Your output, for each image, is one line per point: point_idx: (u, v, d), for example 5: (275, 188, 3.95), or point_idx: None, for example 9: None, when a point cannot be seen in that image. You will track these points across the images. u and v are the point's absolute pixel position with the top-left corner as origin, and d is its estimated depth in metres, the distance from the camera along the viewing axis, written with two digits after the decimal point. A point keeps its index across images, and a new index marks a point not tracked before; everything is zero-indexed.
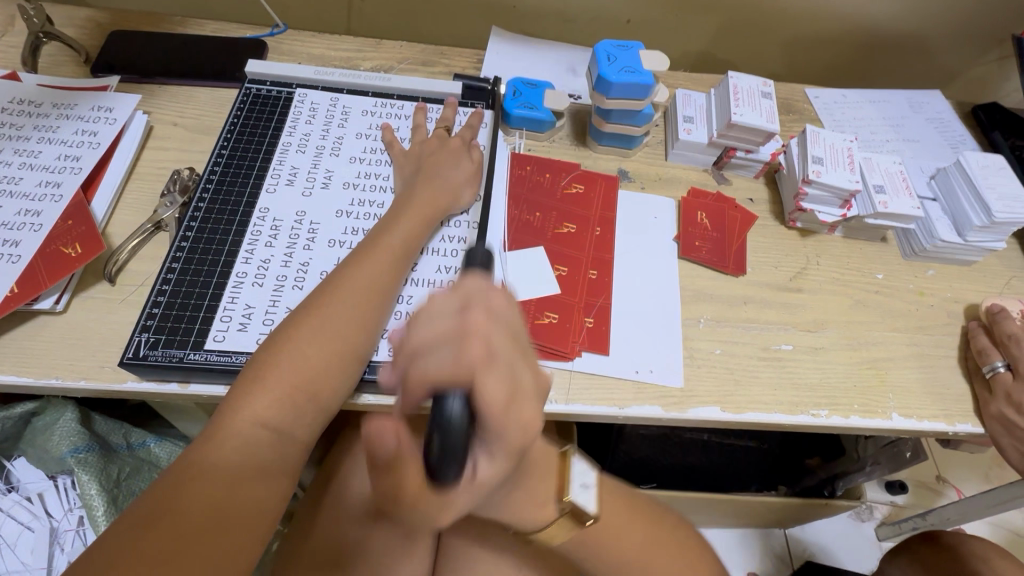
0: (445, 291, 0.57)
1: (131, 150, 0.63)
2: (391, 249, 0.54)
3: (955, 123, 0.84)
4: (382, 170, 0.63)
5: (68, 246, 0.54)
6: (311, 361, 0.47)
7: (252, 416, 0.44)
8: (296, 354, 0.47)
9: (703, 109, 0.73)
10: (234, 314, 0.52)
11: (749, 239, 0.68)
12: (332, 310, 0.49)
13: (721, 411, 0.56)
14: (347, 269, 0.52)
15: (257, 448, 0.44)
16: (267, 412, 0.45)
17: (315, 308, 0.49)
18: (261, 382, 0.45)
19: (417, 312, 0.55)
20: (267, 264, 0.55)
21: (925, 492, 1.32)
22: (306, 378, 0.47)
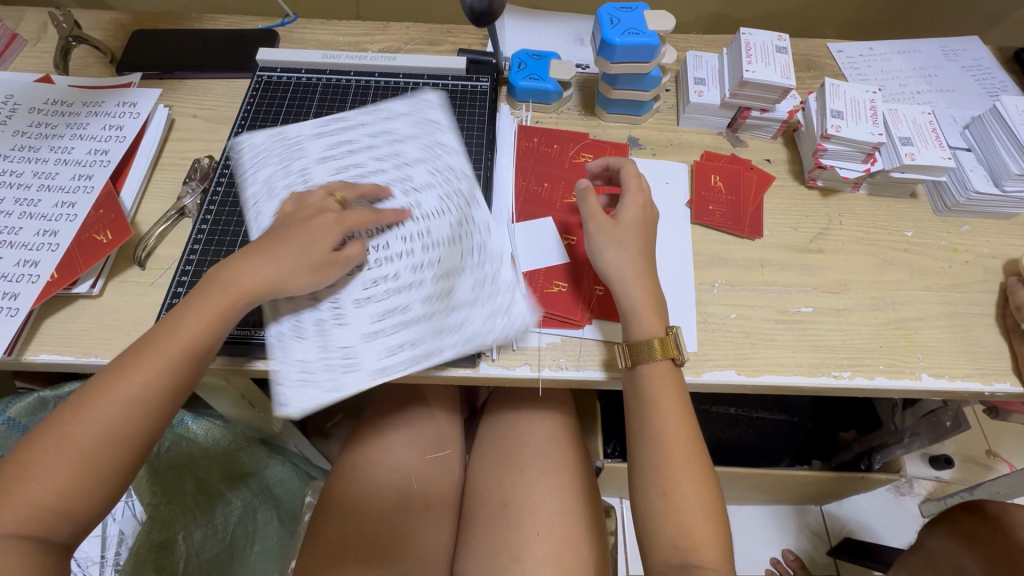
0: (482, 247, 0.58)
1: (155, 142, 0.66)
2: (216, 307, 0.49)
3: (994, 70, 0.79)
4: (389, 151, 0.62)
5: (100, 233, 0.57)
6: (100, 428, 0.44)
7: (29, 488, 0.41)
8: (83, 421, 0.43)
9: (716, 70, 0.71)
10: (288, 367, 0.51)
11: (765, 201, 0.66)
12: (139, 376, 0.45)
13: (737, 375, 0.55)
14: (156, 330, 0.48)
15: (38, 512, 0.41)
16: (48, 481, 0.42)
17: (108, 377, 0.45)
18: (38, 453, 0.42)
19: (461, 274, 0.56)
20: None
21: (974, 467, 1.26)
22: (93, 445, 0.43)
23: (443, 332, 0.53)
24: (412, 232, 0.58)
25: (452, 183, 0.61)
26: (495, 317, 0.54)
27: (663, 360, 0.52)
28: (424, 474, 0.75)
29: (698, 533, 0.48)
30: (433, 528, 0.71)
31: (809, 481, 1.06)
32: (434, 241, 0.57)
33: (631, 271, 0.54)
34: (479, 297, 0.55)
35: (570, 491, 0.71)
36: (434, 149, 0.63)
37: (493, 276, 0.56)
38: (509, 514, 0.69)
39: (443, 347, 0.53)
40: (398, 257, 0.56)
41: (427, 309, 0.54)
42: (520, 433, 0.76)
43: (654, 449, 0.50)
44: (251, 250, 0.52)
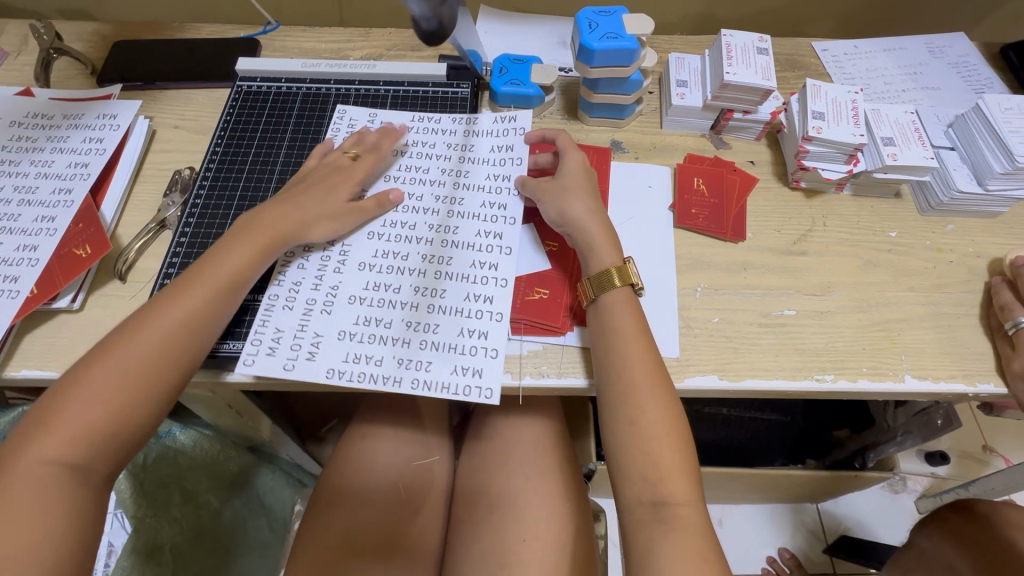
0: (476, 286, 0.55)
1: (136, 154, 0.65)
2: (214, 282, 0.50)
3: (980, 67, 0.78)
4: (420, 164, 0.63)
5: (79, 248, 0.57)
6: (108, 399, 0.44)
7: (36, 458, 0.42)
8: (86, 392, 0.44)
9: (698, 72, 0.71)
10: (264, 337, 0.52)
11: (749, 204, 0.66)
12: (146, 345, 0.46)
13: (719, 380, 0.55)
14: (153, 306, 0.48)
15: (48, 486, 0.41)
16: (56, 452, 0.42)
17: (111, 346, 0.46)
18: (44, 425, 0.43)
19: (448, 306, 0.54)
20: (297, 288, 0.55)
21: (969, 463, 1.26)
22: (101, 416, 0.44)
23: (409, 364, 0.51)
24: (417, 253, 0.57)
25: (466, 212, 0.60)
26: (480, 334, 0.53)
27: (622, 287, 0.54)
28: (411, 479, 0.75)
29: (664, 461, 0.48)
30: (420, 533, 0.71)
31: (803, 480, 1.06)
32: (435, 268, 0.56)
33: (585, 210, 0.57)
34: (456, 338, 0.53)
35: (557, 496, 0.70)
36: (462, 169, 0.63)
37: (484, 292, 0.55)
38: (496, 520, 0.69)
39: (402, 378, 0.50)
40: (402, 277, 0.56)
41: (404, 334, 0.53)
42: (506, 436, 0.76)
43: (617, 379, 0.51)
44: (278, 219, 0.54)
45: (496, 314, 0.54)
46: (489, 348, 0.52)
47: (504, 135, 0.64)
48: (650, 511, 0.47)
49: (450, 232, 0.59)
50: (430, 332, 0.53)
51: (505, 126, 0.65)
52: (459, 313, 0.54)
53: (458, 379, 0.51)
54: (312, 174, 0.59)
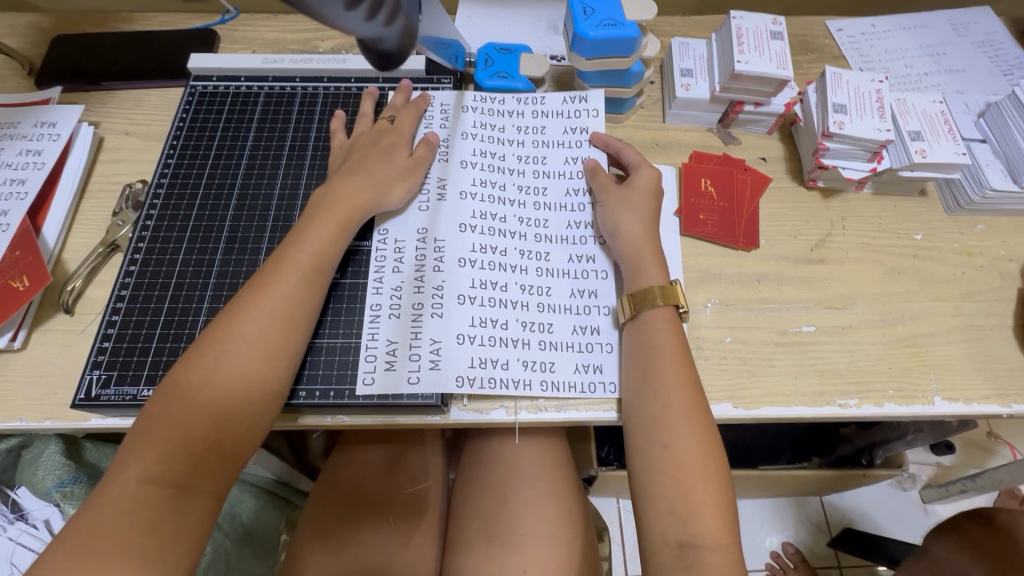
0: (581, 281, 0.53)
1: (80, 166, 0.59)
2: (302, 266, 0.46)
3: (1008, 46, 0.72)
4: (495, 151, 0.59)
5: (16, 279, 0.51)
6: (209, 399, 0.40)
7: (135, 472, 0.37)
8: (189, 392, 0.40)
9: (705, 59, 0.64)
10: (378, 351, 0.48)
11: (761, 206, 0.60)
12: (244, 342, 0.42)
13: (734, 409, 0.50)
14: (255, 282, 0.45)
15: (144, 506, 0.37)
16: (155, 465, 0.38)
17: (207, 341, 0.42)
18: (144, 435, 0.39)
19: (557, 304, 0.52)
20: (400, 290, 0.51)
21: (975, 451, 1.24)
22: (201, 419, 0.39)
23: (534, 366, 0.49)
24: (515, 248, 0.54)
25: (552, 203, 0.57)
26: (593, 329, 0.51)
27: (665, 306, 0.49)
28: (404, 506, 0.70)
29: (698, 496, 0.43)
30: (416, 563, 0.67)
31: (811, 479, 1.03)
32: (536, 265, 0.53)
33: (640, 224, 0.52)
34: (572, 336, 0.51)
35: (559, 522, 0.67)
36: (538, 157, 0.59)
37: (587, 286, 0.53)
38: (494, 550, 0.65)
39: (532, 382, 0.48)
40: (506, 270, 0.52)
41: (523, 336, 0.50)
42: (505, 454, 0.71)
43: (646, 404, 0.46)
44: (354, 189, 0.50)
45: (605, 307, 0.52)
46: (605, 343, 0.51)
47: (576, 118, 0.61)
48: (661, 564, 0.43)
49: (541, 226, 0.55)
50: (546, 332, 0.50)
51: (577, 106, 0.61)
52: (569, 310, 0.52)
53: (581, 377, 0.50)
54: (358, 148, 0.54)
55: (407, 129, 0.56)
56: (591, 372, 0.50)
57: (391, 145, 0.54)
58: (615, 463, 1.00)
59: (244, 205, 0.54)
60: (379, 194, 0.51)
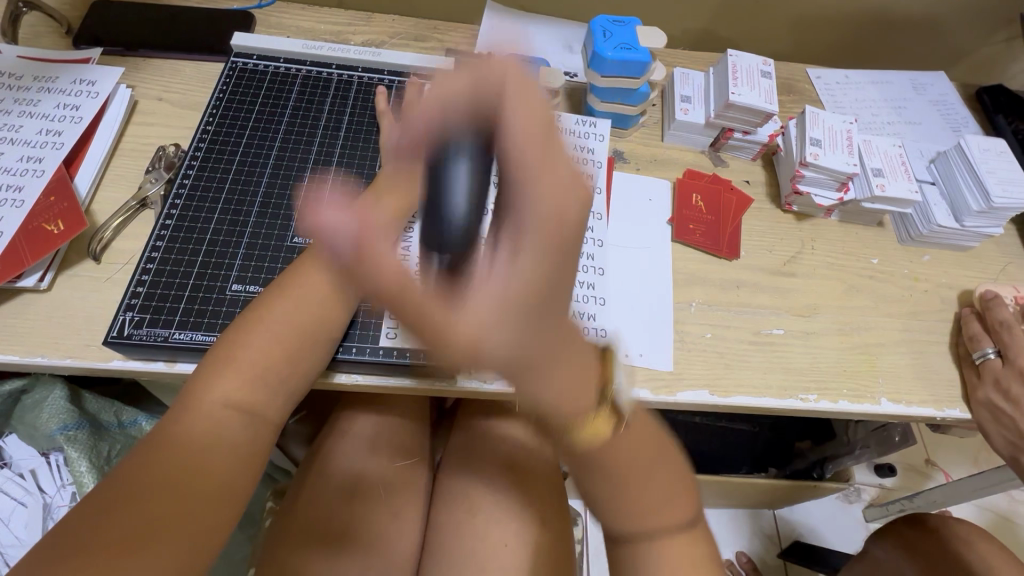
0: (582, 273, 0.59)
1: (116, 125, 0.61)
2: None
3: (958, 106, 0.83)
4: None
5: (50, 223, 0.53)
6: (284, 339, 0.46)
7: (219, 394, 0.43)
8: (268, 331, 0.45)
9: (703, 88, 0.72)
10: None
11: (743, 222, 0.67)
12: (314, 296, 0.47)
13: (710, 395, 0.56)
14: (323, 243, 0.50)
15: (224, 426, 0.43)
16: (236, 392, 0.44)
17: (286, 288, 0.47)
18: (226, 365, 0.44)
19: None
20: (424, 260, 0.55)
21: (913, 475, 1.34)
22: (278, 356, 0.45)
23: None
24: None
25: None
26: (590, 317, 0.57)
27: None
28: (394, 480, 0.72)
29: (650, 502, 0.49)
30: (399, 537, 0.69)
31: (766, 489, 1.10)
32: None
33: None
34: (571, 320, 0.56)
35: (542, 504, 0.71)
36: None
37: (586, 279, 0.59)
38: (478, 524, 0.68)
39: None
40: None
41: None
42: (481, 436, 0.76)
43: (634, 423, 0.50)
44: (413, 170, 0.55)
45: (600, 299, 0.58)
46: (599, 329, 0.57)
47: (585, 136, 0.67)
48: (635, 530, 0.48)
49: None
50: None
51: (587, 128, 0.67)
52: (570, 297, 0.57)
53: None
54: (413, 135, 0.59)
55: None
56: None
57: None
58: None
59: (278, 175, 0.57)
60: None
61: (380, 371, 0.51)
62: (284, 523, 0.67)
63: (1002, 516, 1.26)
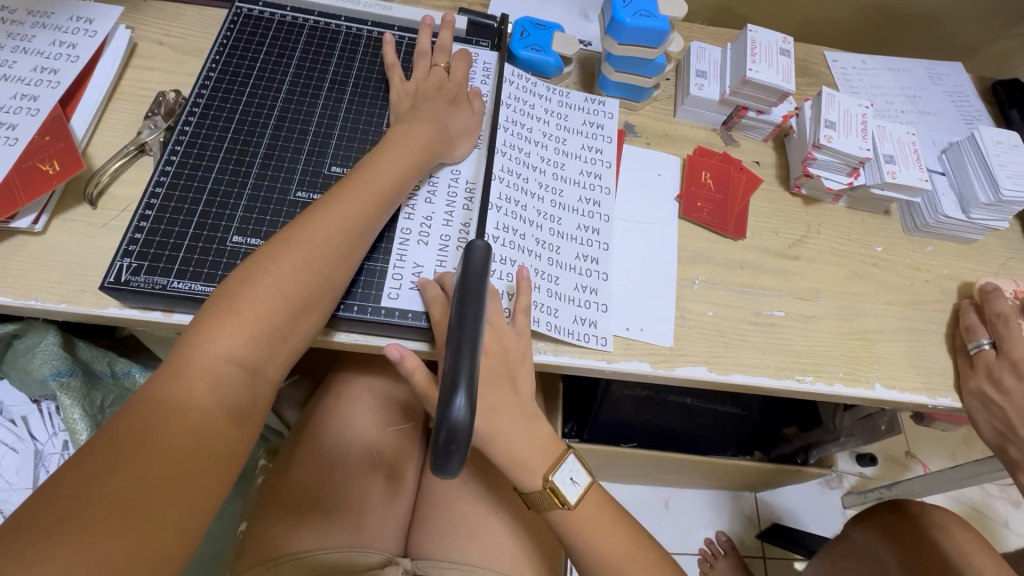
0: (586, 247, 0.59)
1: (114, 67, 0.59)
2: (376, 190, 0.50)
3: (972, 99, 0.82)
4: (527, 118, 0.63)
5: (45, 163, 0.51)
6: (289, 294, 0.44)
7: (220, 350, 0.42)
8: (271, 284, 0.44)
9: (718, 64, 0.70)
10: (405, 268, 0.52)
11: (751, 203, 0.67)
12: (319, 252, 0.46)
13: (708, 372, 0.56)
14: (328, 198, 0.49)
15: (223, 385, 0.41)
16: (237, 347, 0.42)
17: (294, 241, 0.46)
18: (227, 316, 0.42)
19: (563, 263, 0.57)
20: (430, 220, 0.55)
21: (893, 466, 1.37)
22: (283, 310, 0.44)
23: (540, 310, 0.54)
24: (533, 207, 0.58)
25: (568, 176, 0.62)
26: (592, 291, 0.57)
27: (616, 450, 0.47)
28: (386, 445, 0.71)
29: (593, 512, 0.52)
30: (389, 512, 0.68)
31: (751, 471, 1.13)
32: (549, 226, 0.58)
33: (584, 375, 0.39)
34: (573, 293, 0.56)
35: None
36: (559, 137, 0.64)
37: (589, 253, 0.58)
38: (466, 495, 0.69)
39: (537, 321, 0.53)
40: (524, 222, 0.57)
41: (533, 282, 0.54)
42: None
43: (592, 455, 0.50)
44: (421, 132, 0.54)
45: (603, 274, 0.58)
46: (600, 303, 0.56)
47: (594, 115, 0.66)
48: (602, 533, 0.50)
49: (557, 194, 0.60)
50: (552, 284, 0.55)
51: (594, 107, 0.67)
52: (572, 270, 0.57)
53: (578, 328, 0.55)
54: (422, 95, 0.58)
55: (461, 78, 0.60)
56: (585, 327, 0.55)
57: (455, 99, 0.58)
58: (577, 437, 1.12)
59: (281, 128, 0.56)
60: (447, 143, 0.56)
61: (381, 331, 0.51)
62: (277, 490, 0.66)
63: (976, 509, 1.30)
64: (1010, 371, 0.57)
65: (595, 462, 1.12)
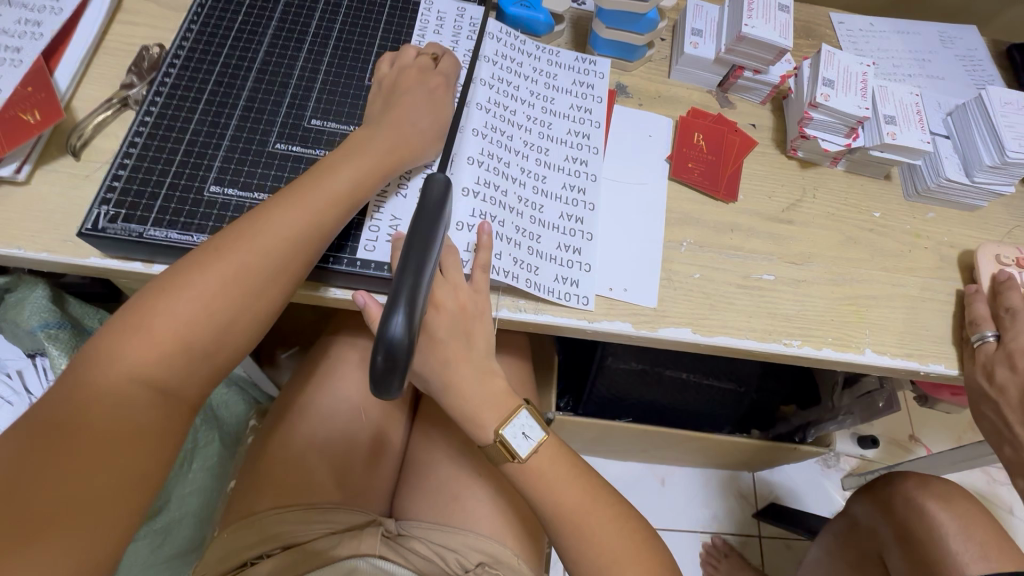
0: (570, 207, 0.57)
1: (98, 21, 0.59)
2: (325, 202, 0.47)
3: (985, 63, 0.78)
4: (512, 78, 0.61)
5: (27, 113, 0.51)
6: (213, 314, 0.43)
7: (130, 369, 0.41)
8: (197, 299, 0.43)
9: (715, 22, 0.68)
10: (382, 224, 0.52)
11: (744, 166, 0.65)
12: (251, 267, 0.44)
13: (691, 334, 0.55)
14: (271, 209, 0.46)
15: (138, 407, 0.41)
16: (152, 367, 0.41)
17: (225, 250, 0.44)
18: (146, 329, 0.42)
19: (547, 221, 0.56)
20: (410, 175, 0.54)
21: (895, 449, 1.35)
22: (204, 328, 0.43)
23: (521, 266, 0.53)
24: (517, 165, 0.57)
25: (555, 136, 0.60)
26: (576, 250, 0.56)
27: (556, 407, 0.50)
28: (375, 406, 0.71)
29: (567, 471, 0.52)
30: (377, 471, 0.70)
31: (747, 448, 1.12)
32: (532, 184, 0.57)
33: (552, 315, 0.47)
34: (556, 251, 0.55)
35: None
36: (547, 96, 0.62)
37: (574, 213, 0.57)
38: (452, 456, 0.69)
39: (518, 278, 0.52)
40: (506, 182, 0.56)
41: (514, 239, 0.54)
42: None
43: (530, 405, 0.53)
44: (380, 136, 0.51)
45: (587, 234, 0.57)
46: (583, 263, 0.55)
47: (584, 75, 0.65)
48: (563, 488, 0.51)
49: (542, 152, 0.59)
50: (534, 241, 0.55)
51: (585, 66, 0.65)
52: (556, 229, 0.56)
53: (560, 286, 0.54)
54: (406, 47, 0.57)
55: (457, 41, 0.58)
56: (567, 285, 0.54)
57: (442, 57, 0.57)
58: (571, 411, 1.11)
59: (262, 80, 0.55)
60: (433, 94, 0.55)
61: (358, 284, 0.51)
62: (262, 455, 0.66)
63: (981, 495, 1.27)
64: (1010, 364, 0.55)
65: (589, 436, 1.12)
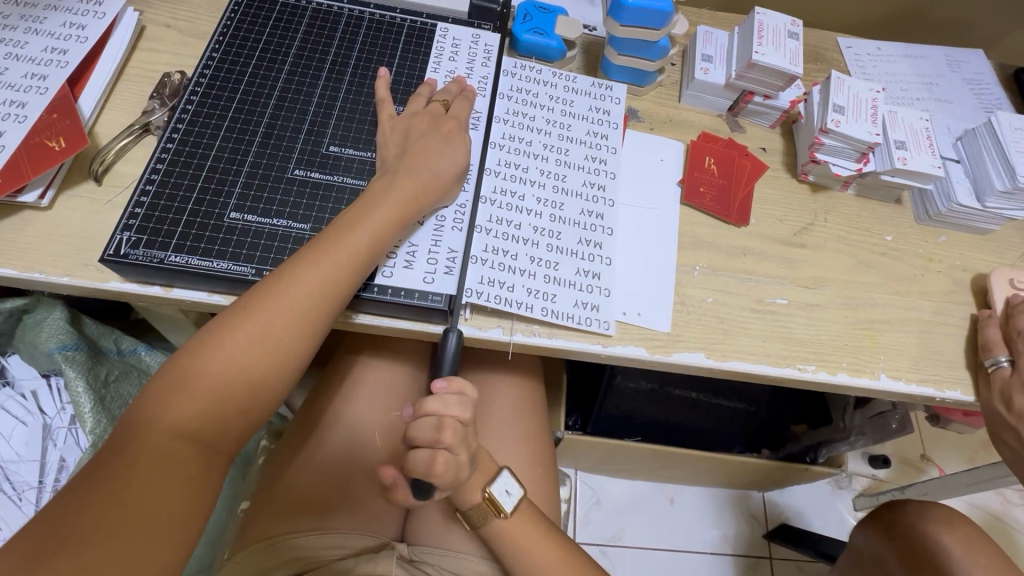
0: (587, 232, 0.58)
1: (121, 49, 0.60)
2: (353, 250, 0.47)
3: (993, 86, 0.79)
4: (527, 109, 0.63)
5: (52, 139, 0.52)
6: (246, 369, 0.44)
7: (168, 424, 0.41)
8: (229, 355, 0.43)
9: (725, 48, 0.69)
10: (400, 252, 0.53)
11: (756, 189, 0.65)
12: (281, 320, 0.45)
13: (706, 358, 0.55)
14: (300, 261, 0.47)
15: (174, 461, 0.41)
16: (189, 424, 0.42)
17: (253, 310, 0.44)
18: (183, 387, 0.42)
19: (565, 247, 0.56)
20: None
21: (907, 469, 1.33)
22: (237, 386, 0.44)
23: (537, 295, 0.53)
24: (533, 192, 0.58)
25: (571, 162, 0.61)
26: (594, 275, 0.56)
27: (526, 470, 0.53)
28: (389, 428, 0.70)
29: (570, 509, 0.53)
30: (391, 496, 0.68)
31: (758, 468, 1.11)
32: (549, 211, 0.58)
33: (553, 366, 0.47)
34: (574, 276, 0.55)
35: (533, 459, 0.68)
36: (562, 123, 0.63)
37: (592, 238, 0.58)
38: None
39: (535, 305, 0.53)
40: (523, 211, 0.57)
41: (530, 267, 0.54)
42: (482, 399, 0.71)
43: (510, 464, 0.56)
44: (403, 178, 0.51)
45: (605, 259, 0.57)
46: (602, 288, 0.56)
47: (599, 101, 0.66)
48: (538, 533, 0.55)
49: (559, 179, 0.60)
50: (553, 267, 0.55)
51: (600, 92, 0.66)
52: (574, 254, 0.56)
53: (580, 311, 0.54)
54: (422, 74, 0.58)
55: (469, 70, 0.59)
56: (586, 310, 0.54)
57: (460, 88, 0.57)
58: (580, 430, 1.11)
59: (282, 107, 0.56)
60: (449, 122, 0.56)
61: (375, 311, 0.52)
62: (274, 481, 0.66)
63: (995, 516, 1.25)
64: None
65: (598, 455, 1.11)
